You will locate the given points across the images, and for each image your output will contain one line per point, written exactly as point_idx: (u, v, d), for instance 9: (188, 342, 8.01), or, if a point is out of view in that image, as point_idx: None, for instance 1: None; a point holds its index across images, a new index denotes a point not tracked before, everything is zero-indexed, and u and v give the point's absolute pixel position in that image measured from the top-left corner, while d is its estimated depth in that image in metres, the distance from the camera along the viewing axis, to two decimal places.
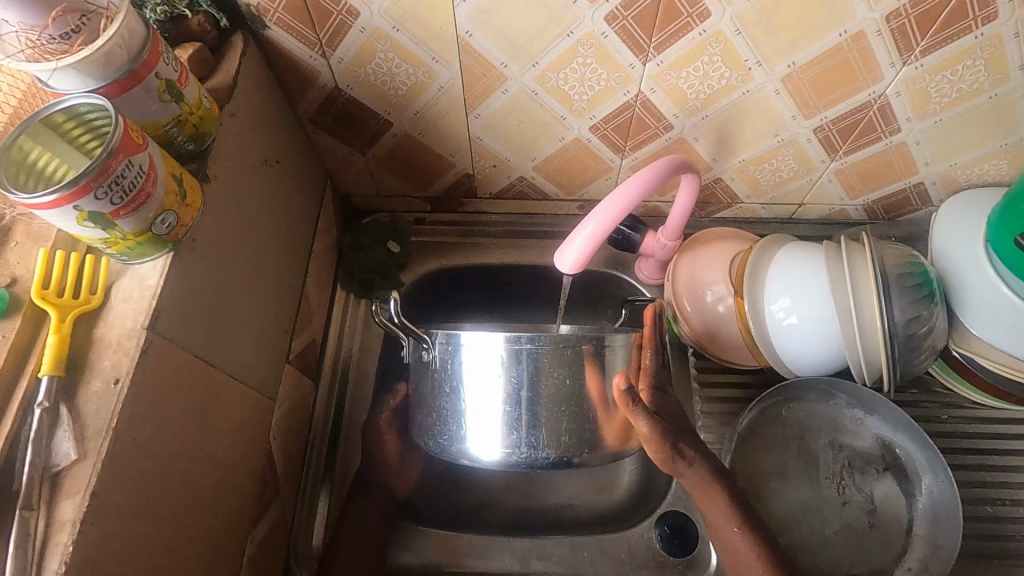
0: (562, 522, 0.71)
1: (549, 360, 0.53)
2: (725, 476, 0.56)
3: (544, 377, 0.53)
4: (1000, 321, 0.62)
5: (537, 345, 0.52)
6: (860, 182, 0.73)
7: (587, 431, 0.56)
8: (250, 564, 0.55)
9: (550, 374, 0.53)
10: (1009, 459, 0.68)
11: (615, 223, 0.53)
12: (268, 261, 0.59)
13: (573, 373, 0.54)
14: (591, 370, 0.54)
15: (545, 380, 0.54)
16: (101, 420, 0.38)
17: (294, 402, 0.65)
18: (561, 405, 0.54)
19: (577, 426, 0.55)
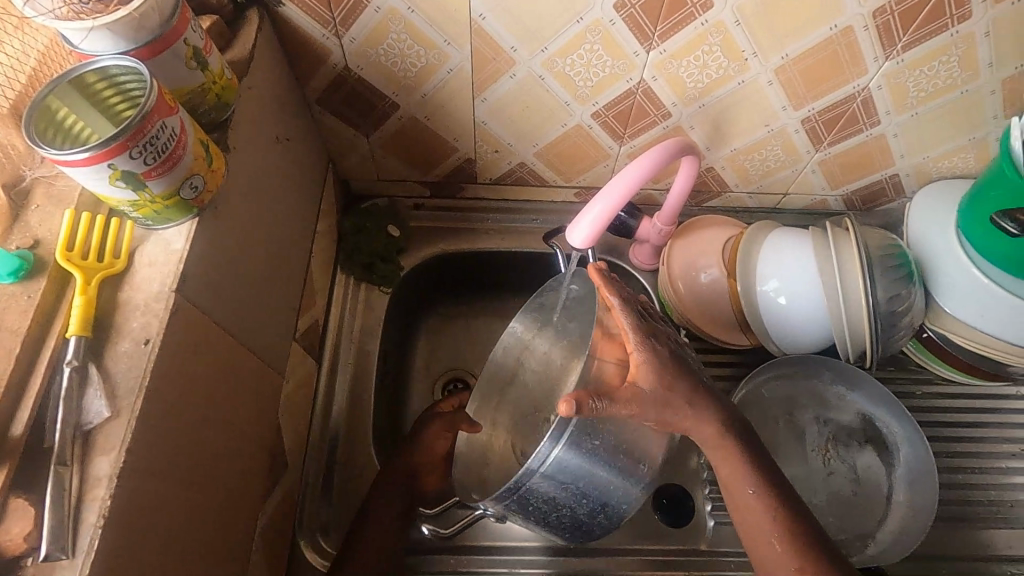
0: None
1: (560, 475, 0.48)
2: None
3: (573, 482, 0.50)
4: (971, 299, 0.67)
5: (541, 476, 0.48)
6: (842, 173, 0.77)
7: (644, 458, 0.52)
8: (261, 537, 0.55)
9: (574, 478, 0.49)
10: (976, 430, 0.74)
11: (624, 201, 0.54)
12: (278, 237, 0.59)
13: (589, 463, 0.49)
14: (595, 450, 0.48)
15: (570, 490, 0.50)
16: (133, 378, 0.38)
17: (300, 380, 0.65)
18: (606, 479, 0.51)
19: (630, 472, 0.51)
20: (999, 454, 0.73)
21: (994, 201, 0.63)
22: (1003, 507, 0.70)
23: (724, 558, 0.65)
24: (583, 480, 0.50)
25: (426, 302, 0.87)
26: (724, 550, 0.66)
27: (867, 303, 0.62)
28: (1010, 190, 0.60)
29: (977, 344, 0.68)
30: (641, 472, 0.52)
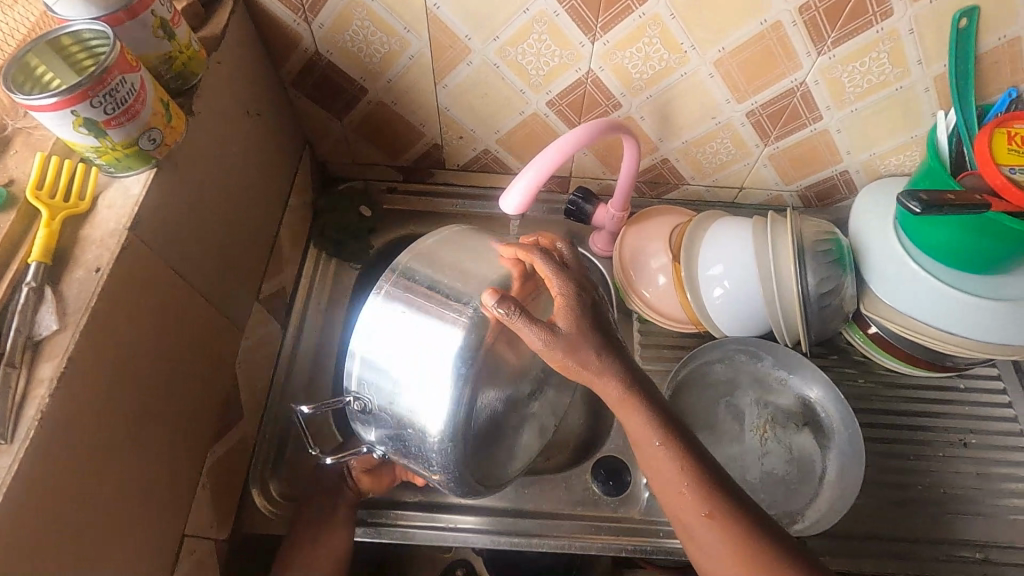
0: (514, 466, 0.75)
1: (387, 330, 0.52)
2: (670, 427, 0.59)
3: (397, 341, 0.51)
4: (897, 282, 0.70)
5: (366, 334, 0.52)
6: (792, 167, 0.81)
7: (472, 333, 0.50)
8: (209, 475, 0.59)
9: (397, 334, 0.52)
10: (917, 420, 0.75)
11: (556, 164, 0.57)
12: (243, 201, 0.64)
13: (410, 314, 0.51)
14: (417, 297, 0.52)
15: (397, 356, 0.51)
16: (82, 299, 0.43)
17: (261, 338, 0.70)
18: (426, 341, 0.51)
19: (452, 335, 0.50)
20: (941, 442, 0.74)
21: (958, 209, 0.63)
22: (946, 493, 0.71)
23: (656, 526, 0.68)
24: (407, 340, 0.51)
25: None
26: (658, 519, 0.68)
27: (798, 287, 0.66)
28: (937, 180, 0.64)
29: (904, 327, 0.70)
30: (470, 343, 0.50)
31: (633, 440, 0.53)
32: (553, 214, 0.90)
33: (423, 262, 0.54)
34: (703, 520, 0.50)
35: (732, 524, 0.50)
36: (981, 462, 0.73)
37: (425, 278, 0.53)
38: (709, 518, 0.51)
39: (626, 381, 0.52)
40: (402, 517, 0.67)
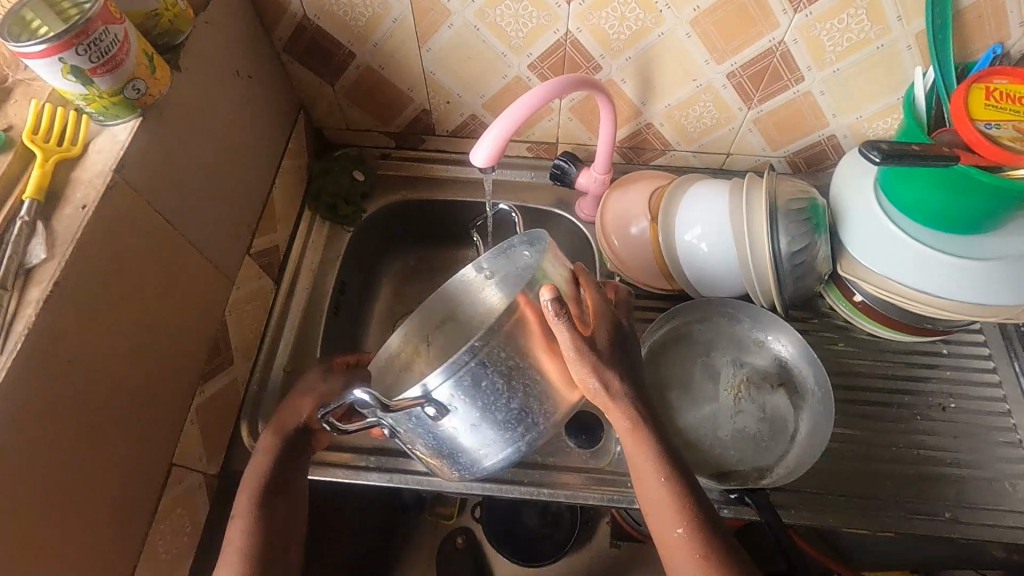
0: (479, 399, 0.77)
1: (465, 406, 0.51)
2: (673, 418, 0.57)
3: (475, 414, 0.52)
4: (875, 243, 0.69)
5: (437, 406, 0.50)
6: (778, 132, 0.80)
7: (550, 407, 0.55)
8: (198, 412, 0.63)
9: (476, 410, 0.51)
10: (896, 384, 0.75)
11: (523, 118, 0.59)
12: (233, 158, 0.68)
13: (492, 399, 0.51)
14: (499, 385, 0.51)
15: (473, 424, 0.53)
16: (69, 233, 0.47)
17: (253, 291, 0.74)
18: (508, 421, 0.54)
19: (536, 416, 0.55)
20: (921, 405, 0.74)
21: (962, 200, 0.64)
22: (923, 452, 0.70)
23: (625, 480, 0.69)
24: (487, 415, 0.52)
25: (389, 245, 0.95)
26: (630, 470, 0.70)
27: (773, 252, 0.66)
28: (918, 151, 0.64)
29: (881, 289, 0.69)
30: (548, 417, 0.56)
31: (635, 469, 0.57)
32: (542, 181, 0.91)
33: (500, 339, 0.49)
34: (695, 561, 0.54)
35: (693, 519, 0.55)
36: (963, 425, 0.72)
37: (504, 364, 0.50)
38: (682, 524, 0.55)
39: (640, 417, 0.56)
40: (377, 459, 0.71)
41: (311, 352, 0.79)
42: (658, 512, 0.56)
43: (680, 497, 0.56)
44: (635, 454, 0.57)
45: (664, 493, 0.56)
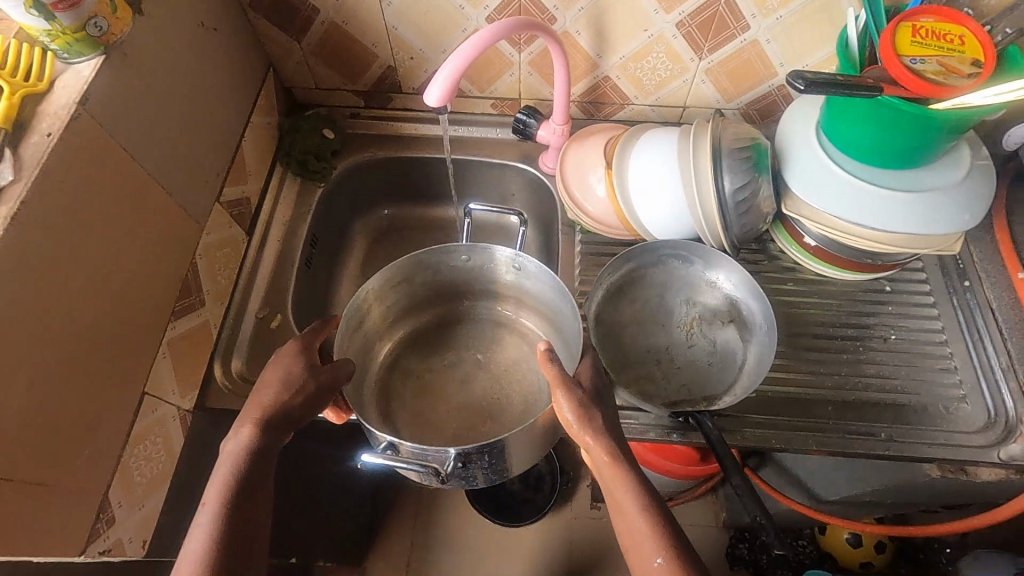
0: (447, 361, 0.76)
1: (464, 470, 0.58)
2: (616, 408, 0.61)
3: (464, 474, 0.59)
4: (814, 181, 0.72)
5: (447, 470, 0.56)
6: (729, 83, 0.83)
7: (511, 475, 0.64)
8: (170, 347, 0.66)
9: (468, 472, 0.59)
10: (843, 320, 0.79)
11: (470, 59, 0.63)
12: (200, 106, 0.71)
13: (487, 468, 0.59)
14: (495, 463, 0.59)
15: (456, 477, 0.60)
16: (35, 157, 0.50)
17: (224, 239, 0.77)
18: (479, 482, 0.61)
19: (499, 479, 0.63)
20: (864, 338, 0.77)
21: (896, 146, 0.68)
22: (864, 379, 0.74)
23: None
24: (470, 476, 0.60)
25: (361, 203, 0.99)
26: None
27: (730, 218, 0.70)
28: (853, 108, 0.68)
29: (821, 224, 0.73)
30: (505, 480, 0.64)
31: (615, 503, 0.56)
32: (507, 138, 0.94)
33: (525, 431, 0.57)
34: None
35: (671, 545, 0.53)
36: (903, 354, 0.75)
37: (513, 450, 0.58)
38: (661, 552, 0.52)
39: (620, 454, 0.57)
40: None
41: (283, 301, 0.82)
42: (636, 542, 0.54)
43: (657, 528, 0.54)
44: (616, 490, 0.56)
45: (644, 521, 0.54)
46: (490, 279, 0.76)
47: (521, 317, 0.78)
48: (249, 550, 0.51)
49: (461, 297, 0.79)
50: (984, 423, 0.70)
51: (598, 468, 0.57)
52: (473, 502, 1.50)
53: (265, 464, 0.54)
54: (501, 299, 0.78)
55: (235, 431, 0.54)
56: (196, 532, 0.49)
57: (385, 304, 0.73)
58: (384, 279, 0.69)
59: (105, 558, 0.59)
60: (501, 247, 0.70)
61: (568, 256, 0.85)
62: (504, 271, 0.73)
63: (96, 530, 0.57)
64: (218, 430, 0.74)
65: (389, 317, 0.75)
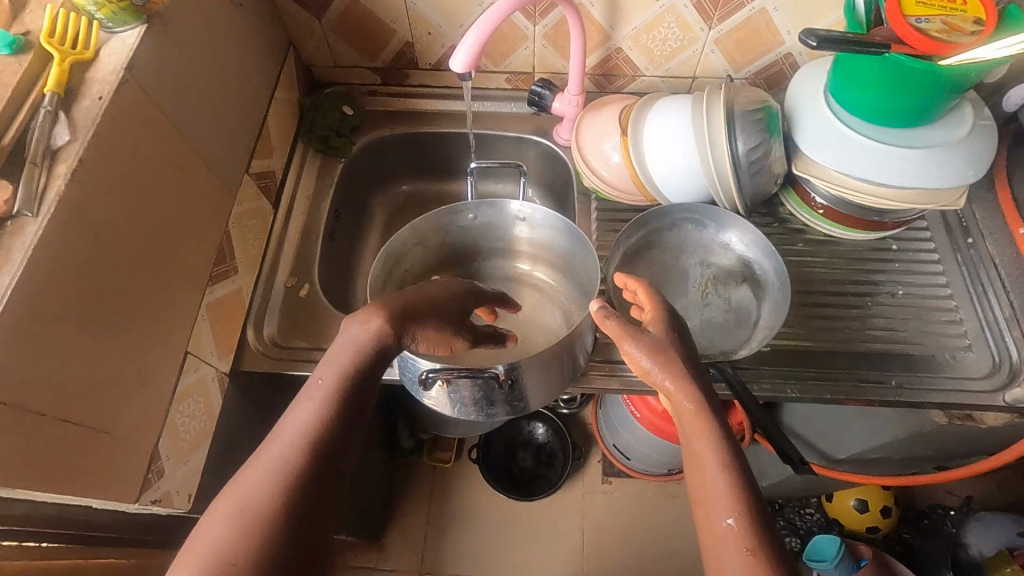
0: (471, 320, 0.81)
1: (507, 385, 0.63)
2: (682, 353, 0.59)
3: (505, 391, 0.64)
4: (824, 141, 0.75)
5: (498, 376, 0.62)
6: (737, 52, 0.86)
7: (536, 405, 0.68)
8: (209, 310, 0.69)
9: (509, 389, 0.64)
10: (851, 278, 0.82)
11: (494, 25, 0.65)
12: (230, 79, 0.73)
13: (528, 384, 0.64)
14: (538, 378, 0.65)
15: (492, 396, 0.64)
16: (88, 120, 0.52)
17: (253, 209, 0.79)
18: (512, 404, 0.66)
19: (527, 407, 0.67)
20: (873, 295, 0.80)
21: (901, 106, 0.72)
22: (873, 332, 0.77)
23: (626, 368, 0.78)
24: (507, 394, 0.64)
25: (378, 179, 1.01)
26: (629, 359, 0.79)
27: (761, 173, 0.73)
28: (859, 65, 0.72)
29: (831, 182, 0.76)
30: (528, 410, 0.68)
31: (690, 460, 0.54)
32: (520, 111, 0.96)
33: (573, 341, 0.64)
34: (737, 553, 0.47)
35: (745, 507, 0.49)
36: (911, 309, 0.79)
37: (555, 365, 0.65)
38: (734, 513, 0.49)
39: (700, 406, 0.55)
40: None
41: (310, 270, 0.85)
42: (706, 496, 0.51)
43: (734, 488, 0.50)
44: (696, 442, 0.54)
45: (720, 477, 0.51)
46: (496, 236, 0.80)
47: (534, 272, 0.83)
48: (324, 511, 0.45)
49: (474, 256, 0.83)
50: (989, 369, 0.73)
51: (680, 417, 0.57)
52: (486, 475, 1.53)
53: (356, 419, 0.50)
54: (512, 256, 0.83)
55: (356, 318, 0.54)
56: (303, 403, 0.49)
57: (415, 256, 0.77)
58: (412, 232, 0.73)
59: (155, 508, 0.61)
60: (506, 200, 0.74)
61: (584, 223, 0.88)
62: (513, 223, 0.78)
63: (148, 480, 0.59)
64: (252, 394, 0.77)
65: (416, 269, 0.78)
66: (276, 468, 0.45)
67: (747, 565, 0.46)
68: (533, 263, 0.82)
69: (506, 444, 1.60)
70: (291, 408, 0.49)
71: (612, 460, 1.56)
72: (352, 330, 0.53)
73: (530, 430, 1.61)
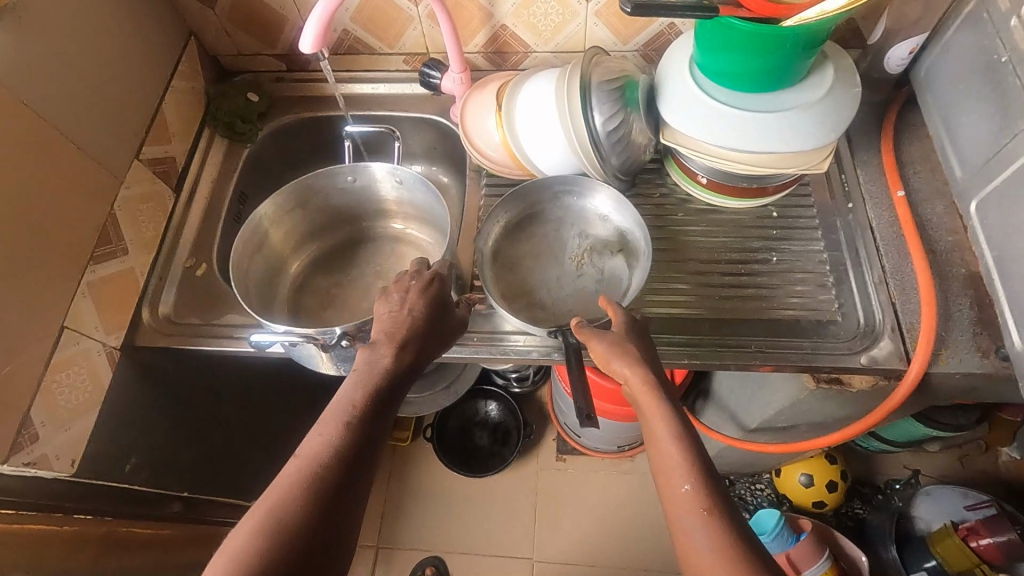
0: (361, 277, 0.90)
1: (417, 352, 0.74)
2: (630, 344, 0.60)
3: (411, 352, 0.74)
4: (684, 107, 0.75)
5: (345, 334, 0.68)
6: (621, 24, 0.87)
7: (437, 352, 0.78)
8: (89, 287, 0.73)
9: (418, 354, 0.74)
10: (731, 245, 0.82)
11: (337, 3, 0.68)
12: (112, 69, 0.77)
13: None
14: None
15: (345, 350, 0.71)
16: None
17: (146, 192, 0.83)
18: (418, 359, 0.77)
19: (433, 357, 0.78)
20: (749, 261, 0.80)
21: (758, 71, 0.71)
22: (742, 298, 0.78)
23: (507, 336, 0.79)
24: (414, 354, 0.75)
25: (291, 164, 1.05)
26: (505, 330, 0.79)
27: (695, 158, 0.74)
28: (709, 34, 0.70)
29: (694, 150, 0.76)
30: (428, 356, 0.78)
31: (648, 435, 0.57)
32: (421, 92, 0.98)
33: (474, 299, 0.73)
34: (702, 514, 0.50)
35: (698, 471, 0.52)
36: (784, 274, 0.79)
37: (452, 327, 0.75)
38: (689, 480, 0.52)
39: (650, 377, 0.57)
40: (261, 332, 0.82)
41: (211, 251, 0.89)
42: (666, 468, 0.53)
43: (688, 454, 0.53)
44: (653, 420, 0.56)
45: (675, 449, 0.53)
46: (377, 199, 0.89)
47: (416, 233, 0.91)
48: (335, 528, 0.48)
49: (359, 216, 0.91)
50: (856, 334, 0.74)
51: (638, 400, 0.58)
52: (439, 456, 1.56)
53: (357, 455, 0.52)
54: (397, 218, 0.91)
55: (373, 348, 0.58)
56: (332, 424, 0.53)
57: (284, 229, 0.86)
58: (277, 205, 0.83)
59: (30, 469, 0.66)
60: (378, 163, 0.84)
61: (473, 198, 0.90)
62: (388, 184, 0.86)
63: (18, 443, 0.65)
64: (149, 369, 0.82)
65: (291, 240, 0.88)
66: (294, 485, 0.49)
67: (705, 523, 0.50)
68: (408, 222, 0.91)
69: (462, 424, 1.62)
70: (314, 427, 0.53)
71: (564, 437, 1.58)
72: (374, 359, 0.58)
73: (484, 409, 1.63)
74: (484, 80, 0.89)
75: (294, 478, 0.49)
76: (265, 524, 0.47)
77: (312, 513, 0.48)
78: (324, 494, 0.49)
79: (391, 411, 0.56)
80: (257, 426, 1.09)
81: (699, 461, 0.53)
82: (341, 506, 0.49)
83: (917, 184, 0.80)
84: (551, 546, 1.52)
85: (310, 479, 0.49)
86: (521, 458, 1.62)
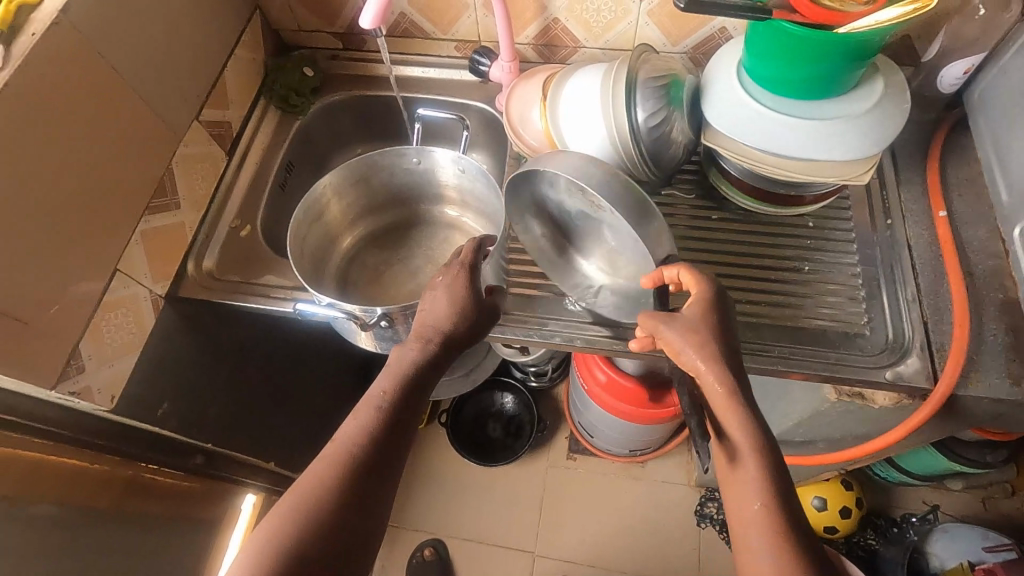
0: (412, 258, 0.92)
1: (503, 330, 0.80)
2: (706, 334, 0.56)
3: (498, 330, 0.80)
4: (728, 109, 0.75)
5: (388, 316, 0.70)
6: (671, 26, 0.88)
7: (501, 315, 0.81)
8: (142, 236, 0.77)
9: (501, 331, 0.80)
10: (765, 250, 0.82)
11: None
12: (182, 33, 0.82)
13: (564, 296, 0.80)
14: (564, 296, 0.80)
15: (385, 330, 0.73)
16: (23, 50, 0.62)
17: (202, 152, 0.87)
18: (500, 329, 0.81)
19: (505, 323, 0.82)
20: (781, 269, 0.80)
21: (808, 77, 0.70)
22: (772, 303, 0.78)
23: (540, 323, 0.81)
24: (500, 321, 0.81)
25: (337, 140, 1.09)
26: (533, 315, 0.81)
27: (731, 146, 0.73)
28: (760, 38, 0.71)
29: (733, 153, 0.77)
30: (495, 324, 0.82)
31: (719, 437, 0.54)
32: (468, 79, 1.01)
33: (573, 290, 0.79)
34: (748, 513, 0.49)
35: (774, 485, 0.50)
36: (815, 284, 0.79)
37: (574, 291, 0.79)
38: (762, 497, 0.49)
39: (728, 379, 0.54)
40: (296, 295, 0.85)
41: (256, 214, 0.93)
42: (739, 479, 0.51)
43: (764, 467, 0.50)
44: (725, 422, 0.53)
45: (750, 461, 0.51)
46: (440, 183, 0.90)
47: (472, 222, 0.92)
48: (362, 499, 0.51)
49: (414, 198, 0.93)
50: (883, 349, 0.73)
51: (708, 398, 0.55)
52: (453, 442, 1.57)
53: (385, 433, 0.54)
54: (454, 205, 0.93)
55: (402, 344, 0.61)
56: (366, 409, 0.55)
57: (343, 201, 0.87)
58: (341, 176, 0.84)
59: (73, 399, 0.70)
60: (442, 151, 0.84)
61: None
62: (450, 171, 0.87)
63: (66, 372, 0.69)
64: (187, 320, 0.86)
65: (349, 214, 0.90)
66: (333, 461, 0.52)
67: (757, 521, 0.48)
68: (465, 210, 0.92)
69: (477, 414, 1.64)
70: (351, 414, 0.56)
71: (577, 436, 1.58)
72: (404, 353, 0.60)
73: (501, 401, 1.65)
74: (532, 71, 0.91)
75: (333, 458, 0.52)
76: (302, 507, 0.49)
77: (337, 491, 0.50)
78: (353, 460, 0.52)
79: (420, 405, 0.58)
80: (281, 390, 1.13)
81: (772, 478, 0.50)
82: (371, 481, 0.52)
83: (961, 206, 0.79)
84: (553, 542, 1.53)
85: (347, 460, 0.52)
86: (531, 452, 1.63)
